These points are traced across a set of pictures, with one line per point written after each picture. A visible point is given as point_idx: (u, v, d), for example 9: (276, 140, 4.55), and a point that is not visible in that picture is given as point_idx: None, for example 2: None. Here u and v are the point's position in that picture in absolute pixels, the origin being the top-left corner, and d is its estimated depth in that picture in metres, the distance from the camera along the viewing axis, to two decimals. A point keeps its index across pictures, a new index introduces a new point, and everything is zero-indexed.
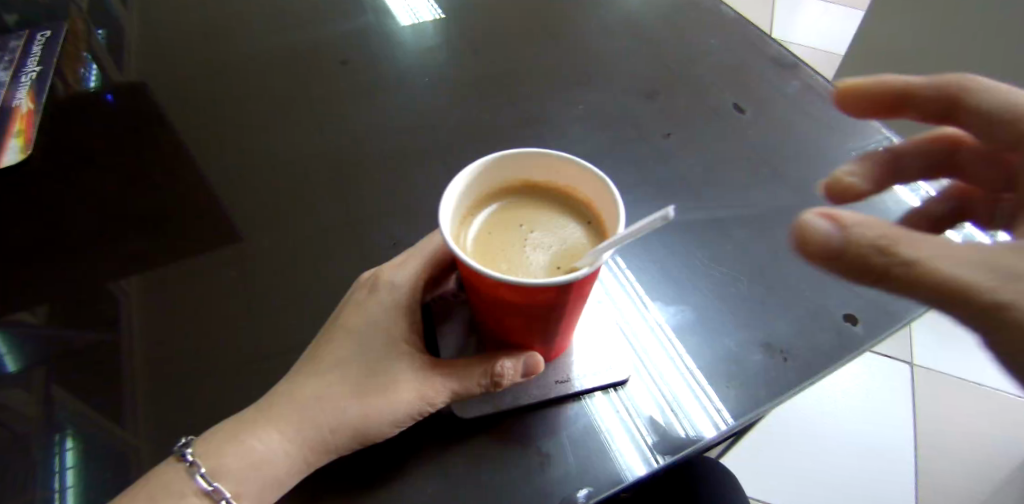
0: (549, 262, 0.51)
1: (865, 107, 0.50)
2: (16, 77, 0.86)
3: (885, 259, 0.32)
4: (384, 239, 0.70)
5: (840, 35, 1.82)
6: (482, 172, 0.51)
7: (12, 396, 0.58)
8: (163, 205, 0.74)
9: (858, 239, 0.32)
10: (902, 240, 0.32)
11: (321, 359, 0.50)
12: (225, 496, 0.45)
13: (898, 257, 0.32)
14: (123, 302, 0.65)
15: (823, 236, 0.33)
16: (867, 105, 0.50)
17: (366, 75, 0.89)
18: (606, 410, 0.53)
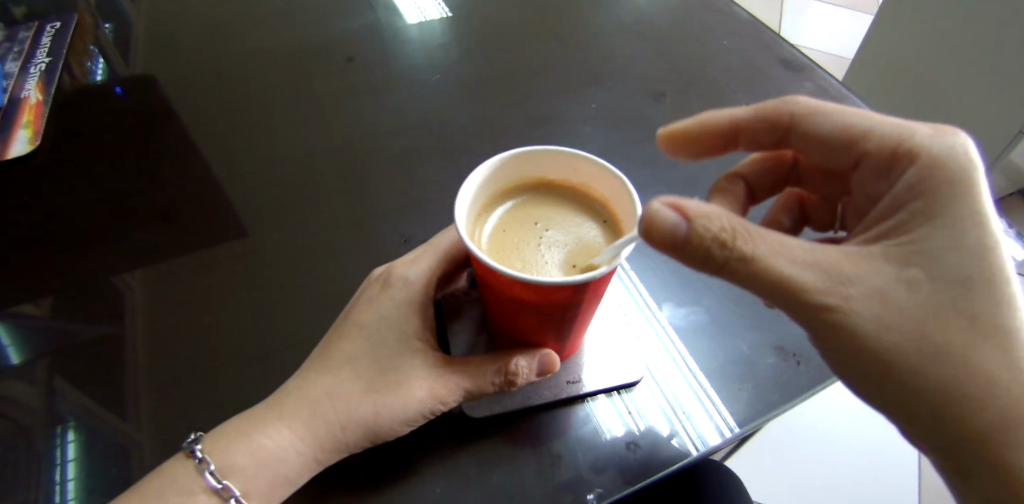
0: (566, 259, 0.50)
1: (700, 147, 0.52)
2: (25, 68, 0.85)
3: (722, 251, 0.38)
4: (392, 236, 0.70)
5: (848, 39, 1.82)
6: (500, 167, 0.51)
7: (17, 388, 0.57)
8: (171, 199, 0.74)
9: (698, 232, 0.38)
10: (739, 234, 0.38)
11: (332, 355, 0.50)
12: (235, 494, 0.44)
13: (738, 250, 0.38)
14: (131, 296, 0.64)
15: (670, 228, 0.38)
16: (701, 144, 0.51)
17: (376, 72, 0.89)
18: (618, 412, 0.53)
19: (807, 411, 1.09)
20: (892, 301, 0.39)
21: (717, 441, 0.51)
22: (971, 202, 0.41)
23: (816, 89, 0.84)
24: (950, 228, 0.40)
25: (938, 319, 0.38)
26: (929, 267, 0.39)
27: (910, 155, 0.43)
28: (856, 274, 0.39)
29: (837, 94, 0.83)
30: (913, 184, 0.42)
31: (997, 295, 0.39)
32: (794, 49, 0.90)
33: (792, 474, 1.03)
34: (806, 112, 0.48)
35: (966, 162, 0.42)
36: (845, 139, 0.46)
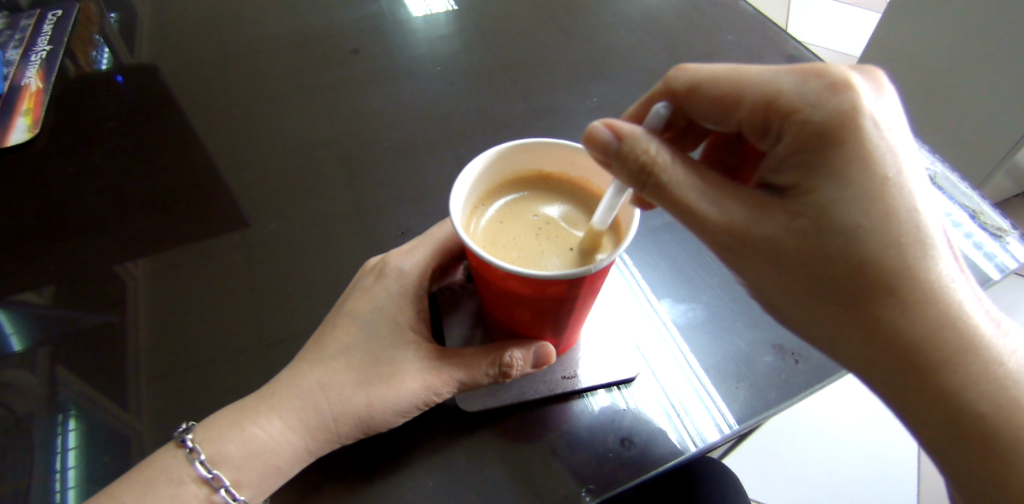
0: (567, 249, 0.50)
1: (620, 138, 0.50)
2: (25, 56, 0.84)
3: (642, 175, 0.39)
4: (389, 228, 0.69)
5: (856, 37, 1.80)
6: (498, 158, 0.50)
7: (15, 375, 0.57)
8: (170, 188, 0.73)
9: (626, 153, 0.39)
10: (662, 158, 0.39)
11: (325, 346, 0.49)
12: (225, 484, 0.44)
13: (656, 176, 0.39)
14: (129, 285, 0.64)
15: (602, 146, 0.40)
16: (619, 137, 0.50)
17: (377, 64, 0.88)
18: (614, 408, 0.53)
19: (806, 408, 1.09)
20: (782, 250, 0.38)
21: (715, 437, 0.51)
22: (861, 147, 0.36)
23: None
24: (835, 179, 0.37)
25: (831, 272, 0.37)
26: (815, 216, 0.37)
27: (783, 116, 0.38)
28: (744, 219, 0.39)
29: None
30: (792, 146, 0.38)
31: (890, 236, 0.37)
32: (798, 45, 0.88)
33: (790, 474, 1.02)
34: (682, 88, 0.44)
35: (848, 109, 0.36)
36: (726, 105, 0.42)
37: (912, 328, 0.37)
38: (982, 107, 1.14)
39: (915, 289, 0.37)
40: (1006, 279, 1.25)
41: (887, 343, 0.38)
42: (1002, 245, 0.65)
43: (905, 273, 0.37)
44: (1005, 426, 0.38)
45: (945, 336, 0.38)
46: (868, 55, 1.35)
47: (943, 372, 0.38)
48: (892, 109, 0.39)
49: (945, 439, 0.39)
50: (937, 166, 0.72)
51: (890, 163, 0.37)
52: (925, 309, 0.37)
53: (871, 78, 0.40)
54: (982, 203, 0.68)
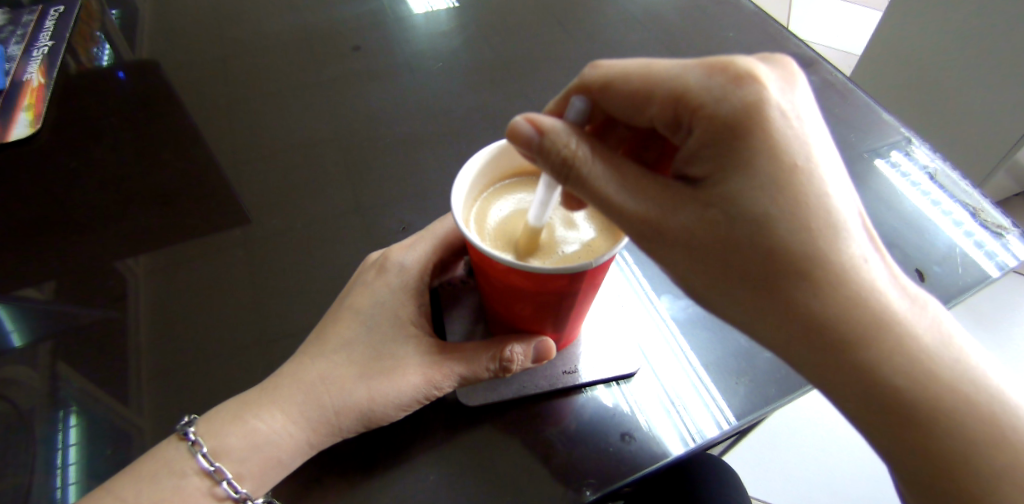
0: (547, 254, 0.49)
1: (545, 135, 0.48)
2: (27, 52, 0.84)
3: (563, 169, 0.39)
4: (390, 224, 0.70)
5: (857, 35, 1.79)
6: (499, 153, 0.50)
7: (18, 371, 0.57)
8: (171, 183, 0.73)
9: (548, 148, 0.38)
10: (580, 153, 0.38)
11: (327, 340, 0.50)
12: (227, 477, 0.44)
13: (576, 170, 0.38)
14: (131, 281, 0.64)
15: (525, 143, 0.39)
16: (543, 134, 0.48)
17: (379, 61, 0.88)
18: (612, 403, 0.53)
19: (804, 406, 1.09)
20: (698, 241, 0.38)
21: (715, 433, 0.51)
22: (770, 137, 0.36)
23: (821, 84, 0.83)
24: (745, 170, 0.36)
25: (745, 258, 0.37)
26: (728, 207, 0.37)
27: (693, 111, 0.37)
28: (659, 212, 0.38)
29: (842, 89, 0.82)
30: (703, 141, 0.37)
31: (805, 220, 0.37)
32: (799, 42, 0.88)
33: (789, 473, 1.02)
34: (598, 83, 0.42)
35: (754, 102, 0.36)
36: (638, 102, 0.40)
37: (833, 312, 0.37)
38: (983, 106, 1.14)
39: (832, 272, 0.37)
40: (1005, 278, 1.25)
41: (807, 328, 0.37)
42: (1002, 243, 0.65)
43: (818, 258, 0.36)
44: (947, 414, 0.37)
45: (868, 321, 0.37)
46: (869, 53, 1.35)
47: (870, 358, 0.37)
48: (803, 100, 0.39)
49: (880, 424, 0.38)
50: (940, 166, 0.72)
51: (800, 152, 0.37)
52: (843, 294, 0.37)
53: (781, 67, 0.40)
54: (985, 202, 0.68)
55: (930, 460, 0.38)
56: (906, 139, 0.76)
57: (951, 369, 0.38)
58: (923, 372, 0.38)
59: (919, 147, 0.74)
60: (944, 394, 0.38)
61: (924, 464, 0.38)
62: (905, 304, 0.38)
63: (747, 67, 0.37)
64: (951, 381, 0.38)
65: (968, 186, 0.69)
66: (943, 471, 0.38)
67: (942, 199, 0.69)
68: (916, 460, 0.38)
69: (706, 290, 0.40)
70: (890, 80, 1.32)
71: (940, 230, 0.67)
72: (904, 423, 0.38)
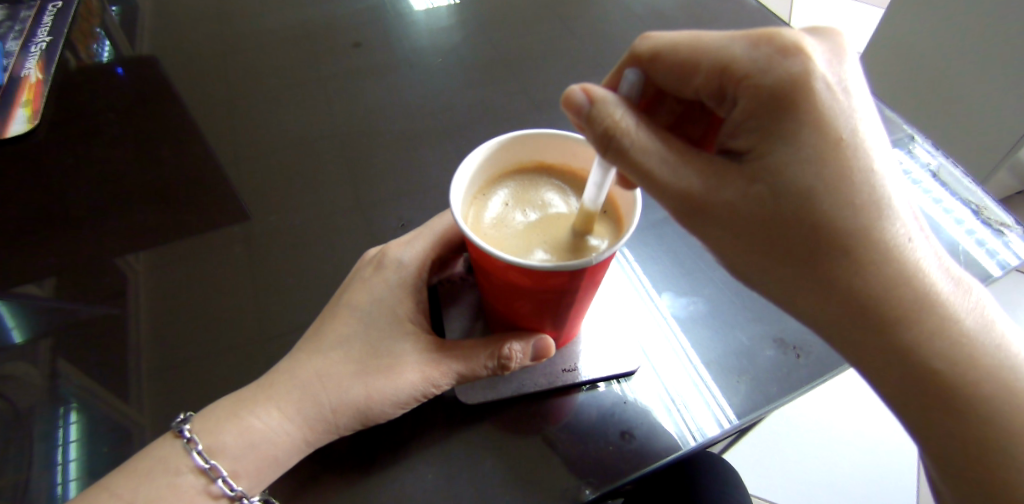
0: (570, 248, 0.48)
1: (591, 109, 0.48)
2: (25, 47, 0.83)
3: (609, 140, 0.38)
4: (389, 221, 0.69)
5: (859, 32, 1.79)
6: (499, 149, 0.50)
7: (16, 368, 0.57)
8: (170, 180, 0.73)
9: (596, 119, 0.37)
10: (624, 123, 0.37)
11: (323, 337, 0.49)
12: (222, 475, 0.44)
13: (618, 141, 0.37)
14: (130, 277, 0.64)
15: (576, 111, 0.38)
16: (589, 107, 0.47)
17: (379, 57, 0.88)
18: (612, 402, 0.52)
19: (806, 405, 1.08)
20: (744, 215, 0.37)
21: (715, 432, 0.51)
22: (817, 108, 0.36)
23: None
24: (789, 141, 0.36)
25: (788, 234, 0.37)
26: (775, 180, 0.36)
27: (741, 82, 0.37)
28: (702, 186, 0.37)
29: None
30: (747, 112, 0.37)
31: (849, 199, 0.36)
32: None
33: (791, 471, 1.02)
34: (648, 53, 0.41)
35: (800, 74, 0.35)
36: (684, 72, 0.40)
37: (877, 288, 0.36)
38: (984, 104, 1.13)
39: (877, 249, 0.36)
40: (1006, 276, 1.24)
41: (850, 305, 0.37)
42: (1004, 241, 0.64)
43: (861, 235, 0.36)
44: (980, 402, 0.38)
45: (911, 299, 0.37)
46: (872, 49, 1.34)
47: (910, 335, 0.37)
48: (852, 72, 0.38)
49: (914, 401, 0.38)
50: (942, 163, 0.71)
51: (846, 124, 0.36)
52: (887, 272, 0.36)
53: (827, 40, 0.39)
54: (987, 200, 0.68)
55: (962, 441, 0.38)
56: (911, 136, 0.75)
57: (990, 352, 0.38)
58: (960, 353, 0.38)
59: (921, 144, 0.73)
60: (982, 373, 0.38)
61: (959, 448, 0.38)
62: (948, 286, 0.38)
63: (793, 38, 0.36)
64: (989, 361, 0.38)
65: (971, 183, 0.68)
66: (977, 448, 0.38)
67: (945, 197, 0.69)
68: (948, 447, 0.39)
69: (744, 265, 0.40)
70: (891, 77, 1.31)
71: (941, 228, 0.66)
72: (938, 402, 0.38)
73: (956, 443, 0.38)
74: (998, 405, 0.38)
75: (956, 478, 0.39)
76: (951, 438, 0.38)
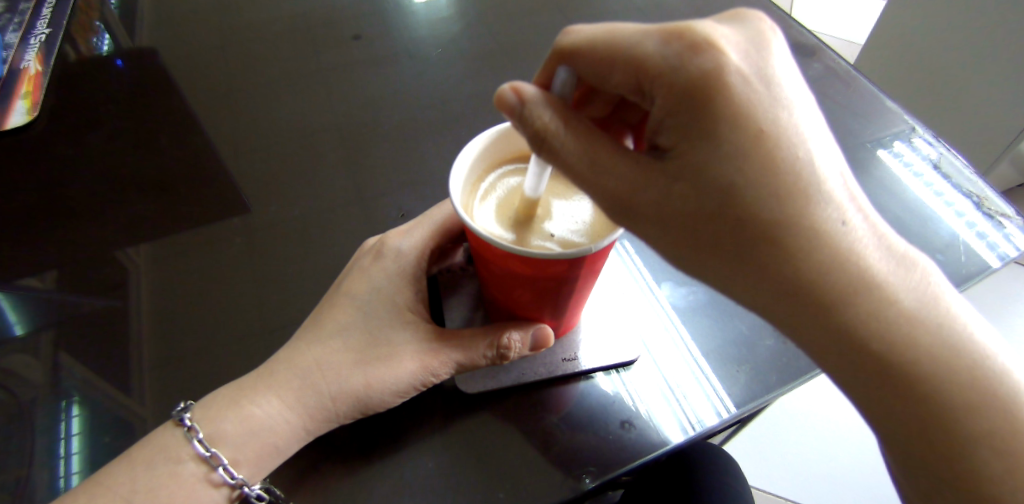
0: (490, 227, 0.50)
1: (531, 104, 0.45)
2: (24, 38, 0.82)
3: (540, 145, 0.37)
4: (389, 210, 0.69)
5: (861, 22, 1.77)
6: (498, 138, 0.50)
7: (20, 360, 0.57)
8: (170, 171, 0.73)
9: (529, 119, 0.37)
10: (553, 125, 0.37)
11: (323, 326, 0.49)
12: (223, 463, 0.44)
13: (549, 143, 0.37)
14: (131, 270, 0.64)
15: (509, 110, 0.37)
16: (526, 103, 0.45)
17: (380, 48, 0.87)
18: (610, 392, 0.52)
19: (806, 396, 1.08)
20: (668, 212, 0.37)
21: (714, 422, 0.51)
22: (733, 103, 0.35)
23: (823, 70, 0.81)
24: (709, 138, 0.36)
25: (711, 226, 0.37)
26: (698, 178, 0.36)
27: (656, 80, 0.36)
28: (632, 189, 0.37)
29: (846, 77, 0.80)
30: (665, 109, 0.36)
31: (773, 186, 0.36)
32: (801, 28, 0.85)
33: (790, 461, 1.02)
34: (569, 48, 0.39)
35: (710, 69, 0.35)
36: (604, 69, 0.38)
37: (808, 275, 0.36)
38: (983, 94, 1.13)
39: (805, 238, 0.36)
40: (1006, 268, 1.24)
41: (780, 289, 0.37)
42: (1005, 232, 0.64)
43: (787, 223, 0.36)
44: (926, 379, 0.37)
45: (846, 284, 0.36)
46: (873, 40, 1.33)
47: (848, 317, 0.37)
48: (776, 58, 0.38)
49: (861, 379, 0.38)
50: (943, 154, 0.71)
51: (766, 115, 0.36)
52: (821, 259, 0.36)
53: (749, 31, 0.38)
54: (988, 191, 0.68)
55: (914, 417, 0.38)
56: (912, 129, 0.74)
57: (931, 330, 0.38)
58: (902, 335, 0.37)
59: (922, 136, 0.73)
60: (924, 350, 0.37)
61: (908, 425, 0.38)
62: (889, 267, 0.38)
63: (703, 34, 0.36)
64: (932, 340, 0.38)
65: (972, 174, 0.68)
66: (921, 421, 0.38)
67: (947, 189, 0.68)
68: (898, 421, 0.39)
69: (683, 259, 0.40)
70: (891, 69, 1.31)
71: (941, 219, 0.66)
72: (884, 381, 0.38)
73: (907, 419, 0.38)
74: (945, 377, 0.37)
75: (907, 452, 0.40)
76: (892, 411, 0.39)
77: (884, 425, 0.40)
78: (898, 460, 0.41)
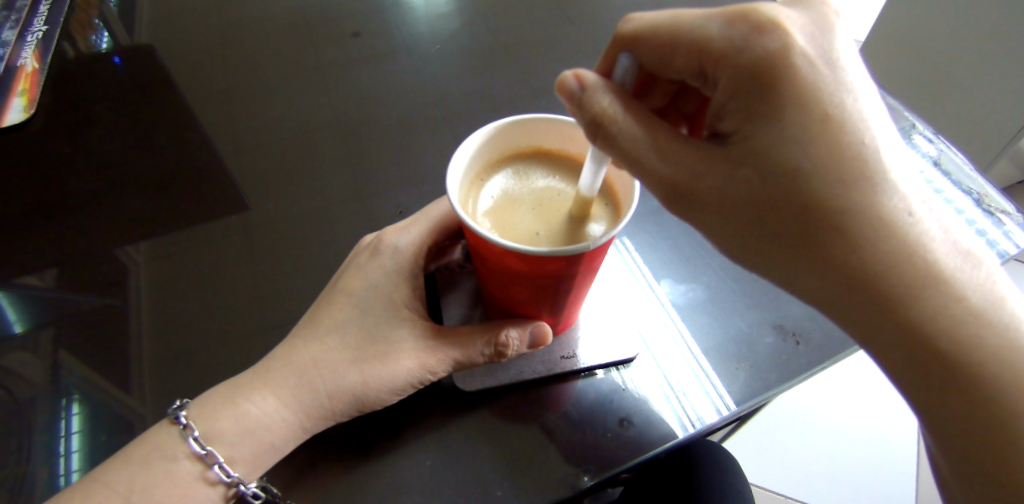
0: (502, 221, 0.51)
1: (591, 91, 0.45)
2: (22, 35, 0.82)
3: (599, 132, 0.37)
4: (388, 208, 0.69)
5: (861, 18, 1.77)
6: (496, 134, 0.50)
7: (17, 358, 0.57)
8: (168, 168, 0.73)
9: (587, 106, 0.37)
10: (612, 110, 0.37)
11: (319, 323, 0.49)
12: (218, 461, 0.44)
13: (607, 128, 0.37)
14: (129, 267, 0.64)
15: (568, 96, 0.38)
16: None
17: (378, 44, 0.87)
18: (608, 389, 0.52)
19: (806, 393, 1.08)
20: (729, 198, 0.37)
21: (714, 420, 0.51)
22: (799, 86, 0.35)
23: None
24: (773, 121, 0.35)
25: (774, 212, 0.37)
26: (759, 164, 0.36)
27: (721, 63, 0.36)
28: (689, 175, 0.37)
29: None
30: (728, 93, 0.36)
31: (840, 173, 0.35)
32: None
33: (790, 460, 1.02)
34: (629, 34, 0.39)
35: (779, 50, 0.34)
36: (666, 54, 0.38)
37: (876, 266, 0.35)
38: (982, 90, 1.13)
39: (872, 226, 0.35)
40: (1006, 265, 1.24)
41: (844, 280, 0.36)
42: (1004, 230, 0.64)
43: (852, 211, 0.35)
44: (987, 375, 0.37)
45: (910, 274, 0.36)
46: (873, 37, 1.32)
47: (911, 307, 0.36)
48: (841, 43, 0.37)
49: (917, 374, 0.38)
50: (943, 151, 0.71)
51: (832, 99, 0.36)
52: (887, 247, 0.35)
53: (815, 13, 0.38)
54: (988, 187, 0.68)
55: (967, 412, 0.37)
56: (913, 124, 0.74)
57: (990, 323, 0.37)
58: (963, 326, 0.37)
59: (922, 133, 0.72)
60: (983, 342, 0.37)
61: (960, 421, 0.38)
62: (952, 257, 0.37)
63: (769, 16, 0.35)
64: (995, 336, 0.37)
65: (973, 171, 0.68)
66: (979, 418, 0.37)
67: (947, 186, 0.68)
68: (950, 416, 0.38)
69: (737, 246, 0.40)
70: (891, 65, 1.30)
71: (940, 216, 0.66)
72: (940, 375, 0.37)
73: (962, 414, 0.37)
74: (1004, 373, 0.37)
75: (956, 449, 0.39)
76: (951, 409, 0.38)
77: (933, 421, 0.39)
78: (943, 456, 0.40)
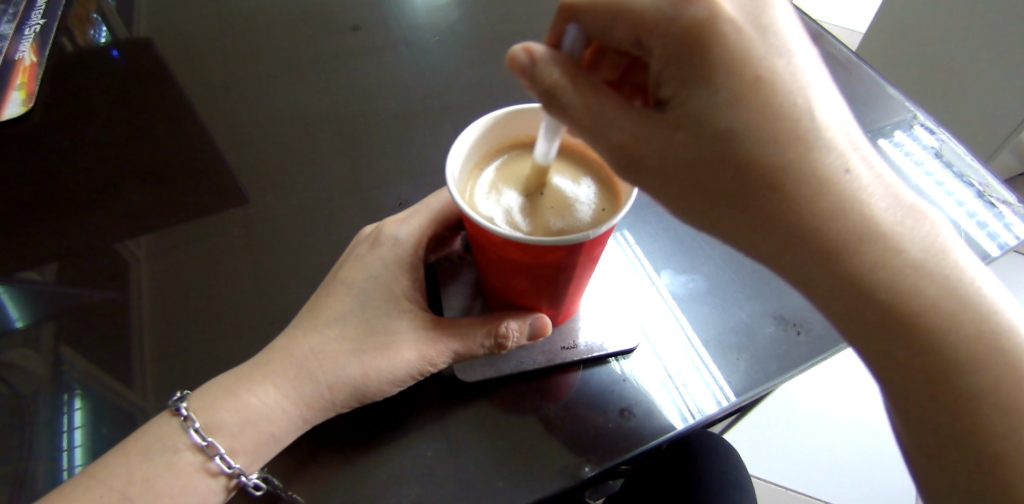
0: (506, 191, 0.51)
1: None
2: (19, 29, 0.82)
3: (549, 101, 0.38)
4: (388, 200, 0.69)
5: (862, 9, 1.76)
6: (495, 125, 0.50)
7: (18, 353, 0.57)
8: (168, 161, 0.72)
9: (538, 78, 0.38)
10: (562, 81, 0.37)
11: (320, 314, 0.49)
12: (219, 452, 0.44)
13: (558, 99, 0.38)
14: (129, 261, 0.64)
15: (518, 70, 0.38)
16: None
17: (377, 36, 0.87)
18: (608, 381, 0.52)
19: (806, 385, 1.08)
20: (673, 160, 0.37)
21: (714, 410, 0.51)
22: (730, 49, 0.35)
23: (824, 58, 0.80)
24: (706, 85, 0.35)
25: (715, 171, 0.36)
26: (697, 126, 0.36)
27: (654, 30, 0.35)
28: (633, 139, 0.37)
29: (846, 63, 0.79)
30: (665, 59, 0.36)
31: (773, 131, 0.35)
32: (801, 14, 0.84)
33: (790, 452, 1.02)
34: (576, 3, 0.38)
35: (710, 15, 0.34)
36: (607, 24, 0.37)
37: (818, 225, 0.35)
38: (982, 81, 1.13)
39: (811, 186, 0.35)
40: (1006, 257, 1.23)
41: (787, 243, 0.36)
42: (1006, 222, 0.63)
43: (789, 169, 0.35)
44: (931, 327, 0.36)
45: (854, 233, 0.35)
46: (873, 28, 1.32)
47: (857, 264, 0.36)
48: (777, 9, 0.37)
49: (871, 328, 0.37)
50: (944, 142, 0.70)
51: (763, 60, 0.35)
52: (826, 205, 0.35)
53: None
54: (990, 178, 0.67)
55: (924, 363, 0.37)
56: (915, 116, 0.73)
57: (937, 281, 0.37)
58: (908, 286, 0.36)
59: (923, 124, 0.72)
60: (931, 298, 0.36)
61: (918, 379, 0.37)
62: (898, 214, 0.37)
63: None
64: (938, 292, 0.36)
65: (973, 161, 0.67)
66: (936, 373, 0.37)
67: (948, 177, 0.68)
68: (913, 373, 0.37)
69: (680, 207, 0.39)
70: (891, 56, 1.30)
71: (941, 208, 0.66)
72: (891, 330, 0.37)
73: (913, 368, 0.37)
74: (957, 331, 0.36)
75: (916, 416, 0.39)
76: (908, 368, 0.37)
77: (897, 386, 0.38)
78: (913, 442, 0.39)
